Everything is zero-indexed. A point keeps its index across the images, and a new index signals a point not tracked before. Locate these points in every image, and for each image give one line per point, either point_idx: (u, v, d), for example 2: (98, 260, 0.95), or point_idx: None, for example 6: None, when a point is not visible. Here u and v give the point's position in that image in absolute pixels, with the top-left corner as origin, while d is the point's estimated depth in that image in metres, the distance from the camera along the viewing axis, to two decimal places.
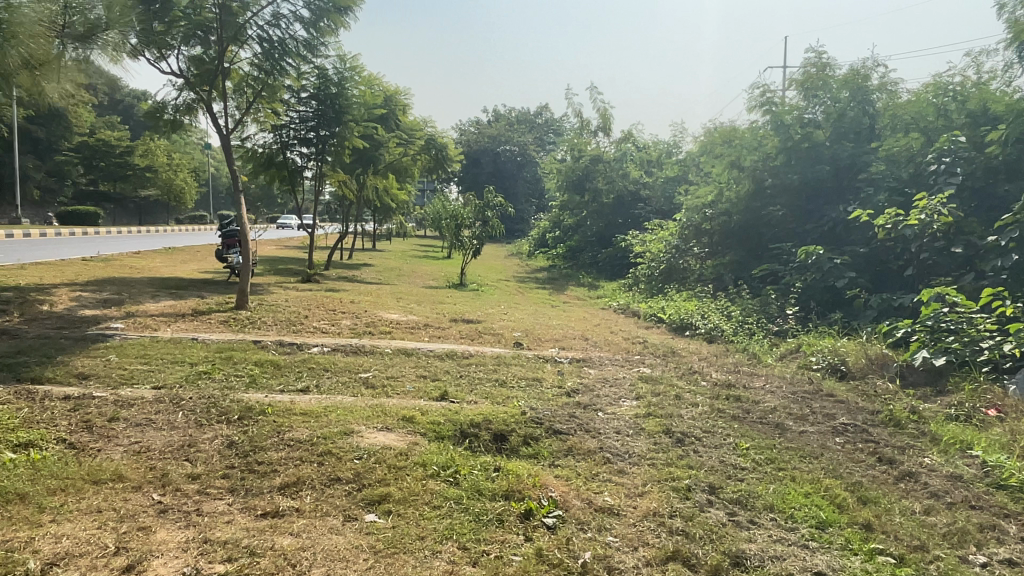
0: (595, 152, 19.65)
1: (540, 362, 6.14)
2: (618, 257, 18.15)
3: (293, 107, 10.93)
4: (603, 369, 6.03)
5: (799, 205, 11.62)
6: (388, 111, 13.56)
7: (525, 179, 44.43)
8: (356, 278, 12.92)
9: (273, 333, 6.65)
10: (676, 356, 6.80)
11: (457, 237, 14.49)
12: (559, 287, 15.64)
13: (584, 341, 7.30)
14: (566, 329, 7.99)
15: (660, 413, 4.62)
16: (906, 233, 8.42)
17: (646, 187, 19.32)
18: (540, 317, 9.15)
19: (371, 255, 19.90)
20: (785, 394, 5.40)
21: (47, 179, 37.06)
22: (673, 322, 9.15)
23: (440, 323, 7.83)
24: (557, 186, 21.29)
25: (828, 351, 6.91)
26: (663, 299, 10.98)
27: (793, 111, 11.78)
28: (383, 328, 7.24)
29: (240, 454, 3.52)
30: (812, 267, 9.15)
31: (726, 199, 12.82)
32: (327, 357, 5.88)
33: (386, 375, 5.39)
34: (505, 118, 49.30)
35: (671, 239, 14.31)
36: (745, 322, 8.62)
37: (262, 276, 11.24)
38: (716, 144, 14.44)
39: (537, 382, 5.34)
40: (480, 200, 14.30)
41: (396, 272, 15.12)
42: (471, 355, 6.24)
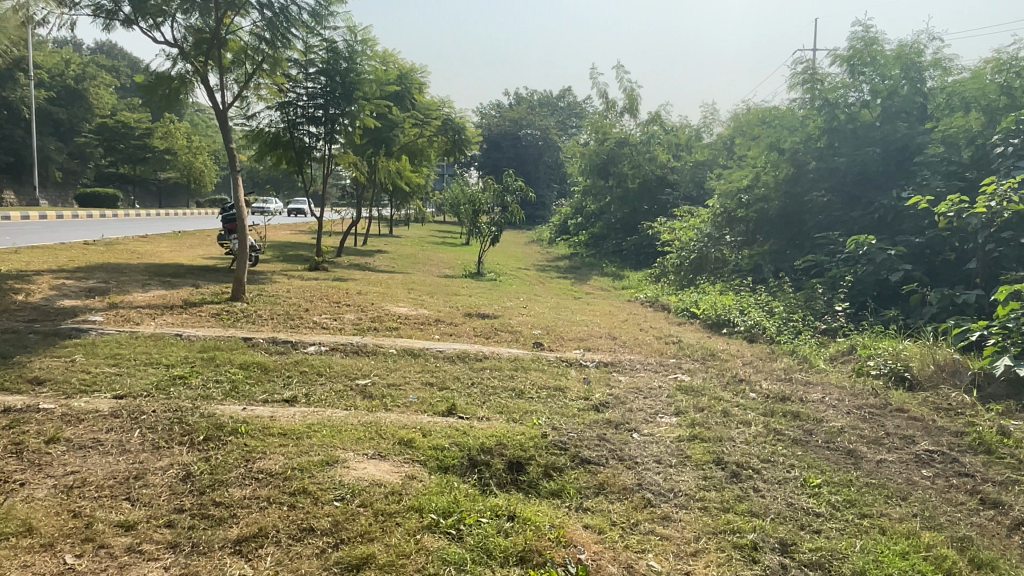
0: (621, 134, 18.77)
1: (563, 367, 5.44)
2: (644, 245, 17.37)
3: (301, 83, 10.25)
4: (635, 376, 5.32)
5: (843, 192, 10.74)
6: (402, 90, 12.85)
7: (547, 164, 43.55)
8: (368, 266, 12.27)
9: (267, 328, 6.00)
10: (716, 359, 6.07)
11: (475, 223, 13.76)
12: (582, 276, 14.90)
13: (611, 341, 6.57)
14: (592, 327, 7.27)
15: (707, 437, 3.89)
16: (971, 222, 7.55)
17: (674, 171, 18.43)
18: (563, 312, 8.43)
19: (387, 241, 19.24)
20: (850, 410, 4.64)
21: (68, 161, 37.05)
22: (707, 318, 8.40)
23: (453, 319, 7.12)
24: (580, 170, 20.49)
25: (887, 355, 6.13)
26: (695, 292, 10.21)
27: (839, 89, 10.89)
28: (390, 325, 6.55)
29: (195, 490, 2.84)
30: (863, 258, 8.33)
31: (762, 184, 11.97)
32: (323, 358, 5.20)
33: (387, 381, 4.70)
34: (527, 101, 48.36)
35: (702, 227, 13.49)
36: (789, 319, 7.85)
37: (269, 263, 10.63)
38: (751, 125, 13.54)
39: (560, 393, 4.64)
40: (498, 184, 13.51)
41: (411, 260, 14.44)
42: (486, 358, 5.54)
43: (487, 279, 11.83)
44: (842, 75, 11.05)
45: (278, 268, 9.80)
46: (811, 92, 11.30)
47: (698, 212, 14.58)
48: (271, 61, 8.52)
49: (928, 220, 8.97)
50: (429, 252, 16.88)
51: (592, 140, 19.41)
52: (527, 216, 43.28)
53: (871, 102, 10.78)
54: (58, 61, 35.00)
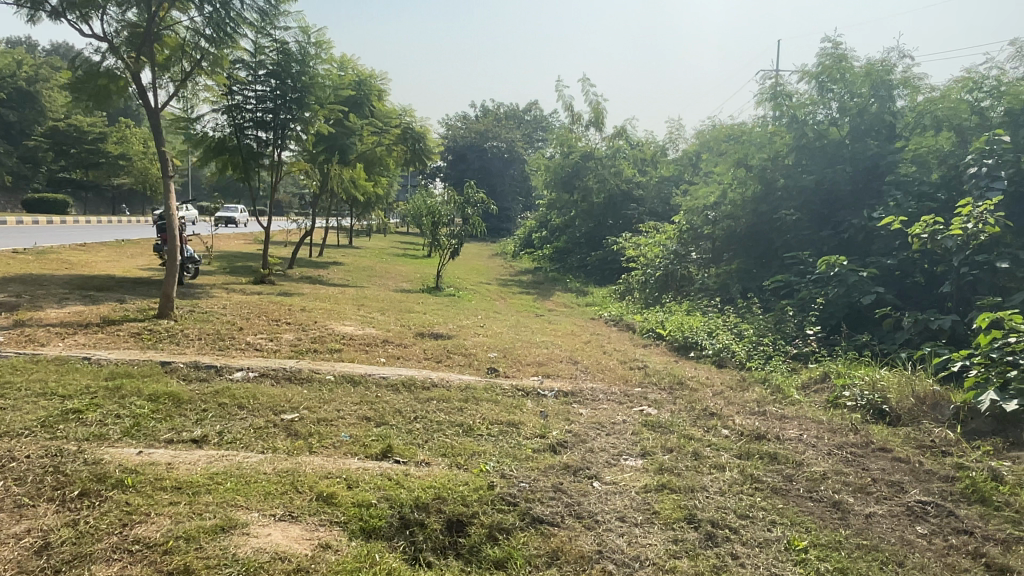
0: (587, 148, 18.42)
1: (517, 397, 4.94)
2: (609, 261, 17.01)
3: (250, 86, 9.61)
4: (597, 408, 4.85)
5: (812, 210, 10.46)
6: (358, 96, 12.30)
7: (513, 176, 43.25)
8: (321, 279, 11.65)
9: (191, 351, 5.40)
10: (684, 387, 5.63)
11: (435, 235, 13.23)
12: (546, 292, 14.46)
13: (572, 366, 6.09)
14: (552, 350, 6.78)
15: (676, 486, 3.42)
16: (946, 244, 7.26)
17: (640, 186, 18.17)
18: (522, 331, 7.93)
19: (344, 252, 18.57)
20: (832, 452, 4.21)
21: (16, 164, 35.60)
22: (674, 341, 7.99)
23: (402, 339, 6.57)
24: (545, 183, 20.08)
25: (863, 385, 5.75)
26: (661, 311, 9.81)
27: (808, 106, 10.65)
28: (331, 346, 5.98)
29: (49, 569, 2.29)
30: (834, 280, 8.01)
31: (730, 201, 11.66)
32: (249, 387, 4.62)
33: (318, 415, 4.14)
34: (494, 113, 48.06)
35: (668, 244, 13.15)
36: (758, 343, 7.47)
37: (211, 275, 9.98)
38: (718, 140, 13.25)
39: (513, 430, 4.14)
40: (459, 195, 13.01)
41: (367, 272, 13.84)
42: (434, 387, 5.00)
43: (446, 294, 11.31)
44: (811, 91, 10.80)
45: (219, 281, 9.15)
46: (779, 107, 11.05)
47: (664, 228, 14.25)
48: (215, 61, 7.92)
49: (899, 241, 8.71)
50: (388, 265, 16.29)
51: (558, 152, 19.02)
52: (491, 229, 42.90)
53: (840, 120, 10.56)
54: (7, 60, 33.67)
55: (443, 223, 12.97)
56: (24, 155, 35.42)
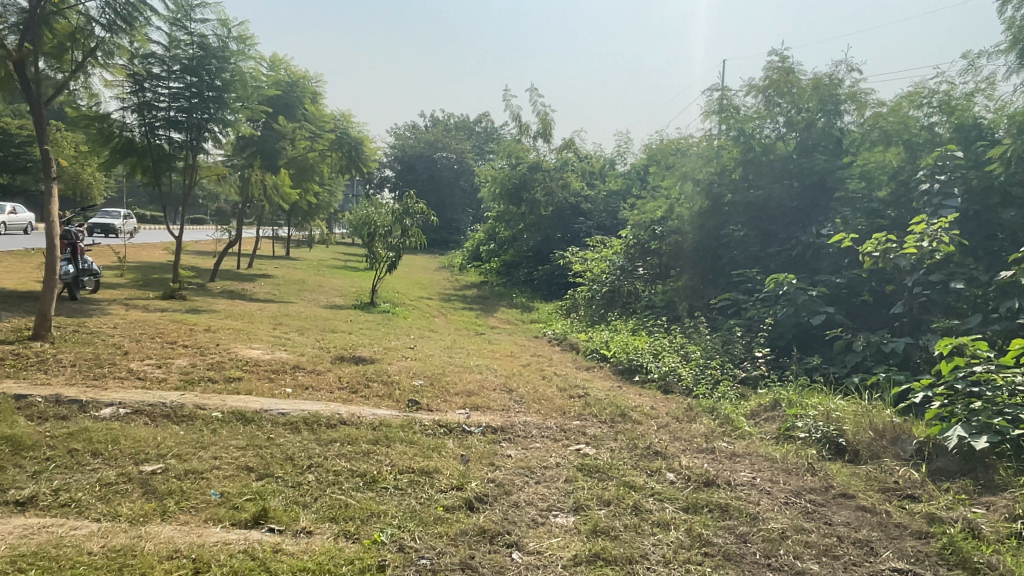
0: (535, 159, 17.88)
1: (437, 436, 4.29)
2: (556, 275, 16.51)
3: (162, 81, 8.82)
4: (528, 448, 4.24)
5: (761, 225, 10.10)
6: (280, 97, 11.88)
7: (463, 188, 42.65)
8: (244, 294, 10.81)
9: (56, 379, 4.60)
10: (628, 419, 5.07)
11: (370, 247, 12.35)
12: (489, 307, 13.84)
13: (506, 396, 5.46)
14: (485, 375, 6.14)
15: (612, 556, 2.83)
16: (900, 263, 6.91)
17: (588, 200, 17.78)
18: (456, 353, 7.27)
19: (279, 263, 17.65)
20: (791, 502, 3.69)
21: None
22: (618, 363, 7.45)
23: (316, 364, 5.85)
24: (491, 195, 19.49)
25: (819, 416, 5.28)
26: (606, 330, 9.30)
27: (756, 119, 10.36)
28: (229, 374, 5.24)
29: None
30: (784, 299, 7.61)
31: (678, 216, 11.25)
32: (113, 428, 3.87)
33: (189, 465, 3.43)
34: (444, 124, 47.43)
35: (615, 258, 12.67)
36: (707, 366, 6.99)
37: (118, 288, 9.08)
38: (666, 153, 12.88)
39: (424, 480, 3.49)
40: (398, 205, 12.26)
41: (299, 286, 13.02)
42: (340, 426, 4.31)
43: (380, 310, 10.60)
44: (758, 105, 10.51)
45: (121, 295, 8.28)
46: (726, 120, 10.71)
47: (611, 242, 13.81)
48: (111, 51, 7.08)
49: (848, 258, 8.38)
50: (324, 278, 15.45)
51: (504, 163, 18.47)
52: (440, 240, 42.17)
53: (788, 134, 10.28)
54: None
55: (379, 234, 12.23)
56: None
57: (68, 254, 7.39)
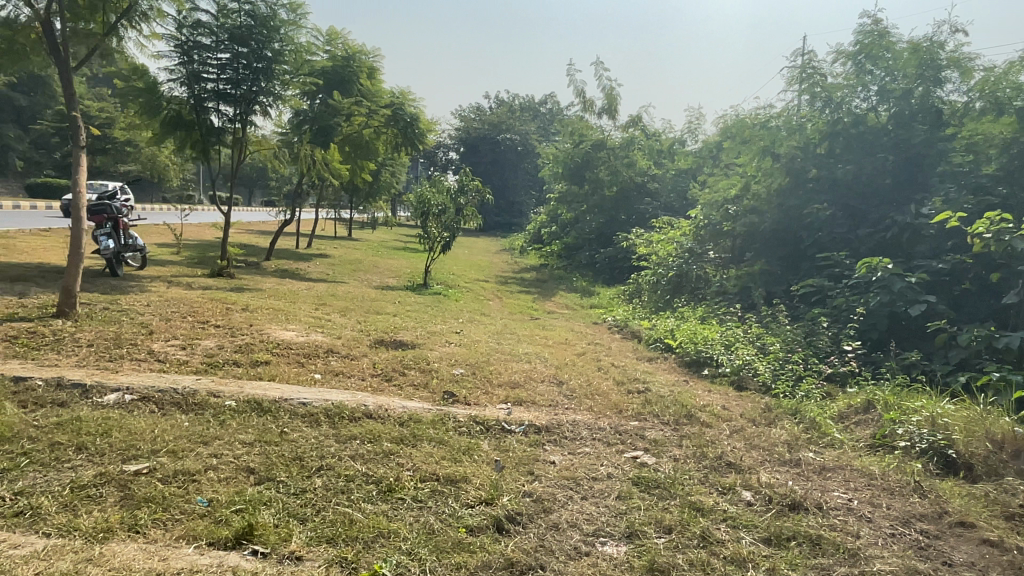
0: (599, 137, 17.10)
1: (471, 436, 3.74)
2: (619, 259, 15.76)
3: (210, 52, 8.50)
4: (575, 454, 3.64)
5: (847, 205, 9.16)
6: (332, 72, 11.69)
7: (527, 170, 41.98)
8: (296, 274, 10.54)
9: (66, 361, 4.23)
10: (695, 421, 4.41)
11: (424, 225, 11.96)
12: (548, 292, 13.25)
13: (555, 389, 4.87)
14: (534, 365, 5.56)
15: None
16: (1017, 247, 5.97)
17: (655, 179, 16.94)
18: (506, 339, 6.71)
19: (338, 244, 17.48)
20: (899, 535, 3.00)
21: (31, 149, 35.45)
22: (685, 354, 6.75)
23: (351, 349, 5.39)
24: (553, 175, 18.83)
25: (922, 422, 4.50)
26: (672, 318, 8.59)
27: (846, 88, 9.41)
28: (256, 358, 4.83)
29: None
30: (875, 285, 6.75)
31: (753, 195, 10.36)
32: (110, 419, 3.45)
33: (182, 465, 2.97)
34: (509, 105, 46.78)
35: (682, 241, 11.89)
36: (785, 361, 6.23)
37: (168, 266, 8.88)
38: (740, 128, 11.97)
39: (448, 493, 2.94)
40: (453, 183, 11.77)
41: (353, 266, 12.72)
42: (365, 420, 3.81)
43: (432, 292, 10.15)
44: (846, 73, 9.55)
45: (167, 272, 8.05)
46: (812, 88, 9.78)
47: (678, 224, 12.99)
48: (150, 15, 6.69)
49: (951, 241, 7.42)
50: (381, 259, 15.14)
51: (567, 142, 17.73)
52: (502, 223, 41.71)
53: (881, 106, 9.29)
54: None
55: (433, 212, 11.77)
56: (39, 142, 35.25)
57: (107, 228, 7.18)
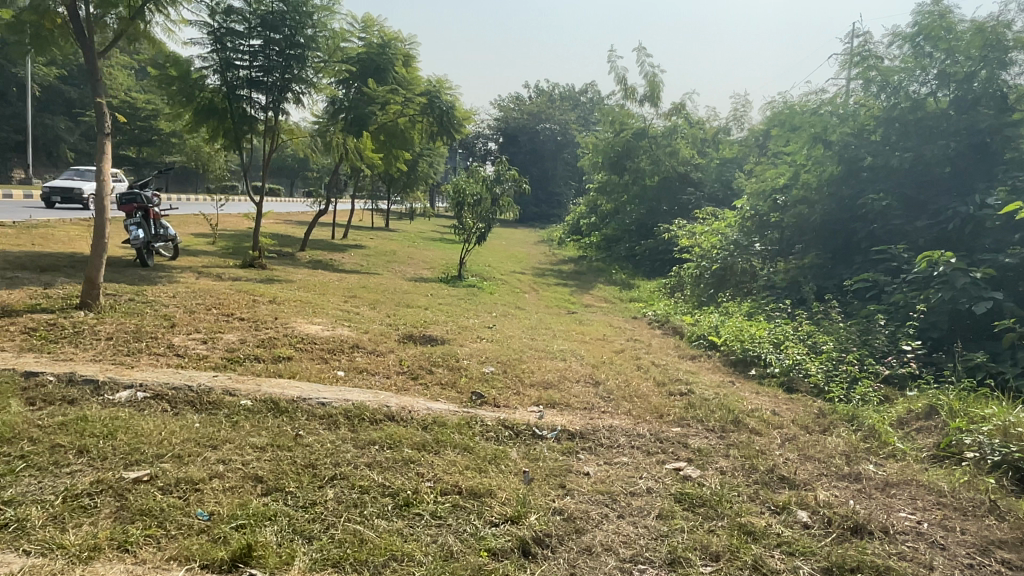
0: (640, 125, 16.66)
1: (499, 443, 3.47)
2: (660, 251, 15.33)
3: (243, 39, 8.35)
4: (611, 465, 3.35)
5: (905, 195, 8.63)
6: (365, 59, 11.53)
7: (566, 161, 41.51)
8: (330, 265, 10.40)
9: (82, 355, 4.09)
10: (742, 428, 4.07)
11: (459, 216, 11.73)
12: (586, 284, 12.92)
13: (591, 391, 4.58)
14: (568, 363, 5.27)
15: None
16: None
17: (697, 169, 16.44)
18: (540, 335, 6.43)
19: (375, 234, 17.38)
20: (977, 566, 2.64)
21: (81, 141, 36.31)
22: (730, 353, 6.38)
23: (378, 344, 5.17)
24: (593, 164, 18.44)
25: (995, 433, 4.09)
26: (716, 313, 8.20)
27: (903, 71, 8.90)
28: (278, 353, 4.64)
29: None
30: (937, 281, 6.28)
31: (803, 184, 9.88)
32: (118, 418, 3.28)
33: (186, 471, 2.77)
34: (549, 94, 46.32)
35: (726, 232, 11.44)
36: (839, 362, 5.83)
37: (201, 256, 8.80)
38: (789, 115, 11.46)
39: (470, 510, 2.67)
40: (488, 172, 11.50)
41: (388, 257, 12.55)
42: (386, 423, 3.57)
43: (466, 284, 9.90)
44: (903, 56, 9.03)
45: (199, 263, 7.95)
46: (867, 71, 9.28)
47: (722, 215, 12.53)
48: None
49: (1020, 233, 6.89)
50: (417, 250, 14.97)
51: (607, 130, 17.33)
52: (541, 215, 41.37)
53: (941, 90, 8.76)
54: None
55: (468, 203, 11.53)
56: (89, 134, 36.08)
57: (139, 217, 7.03)
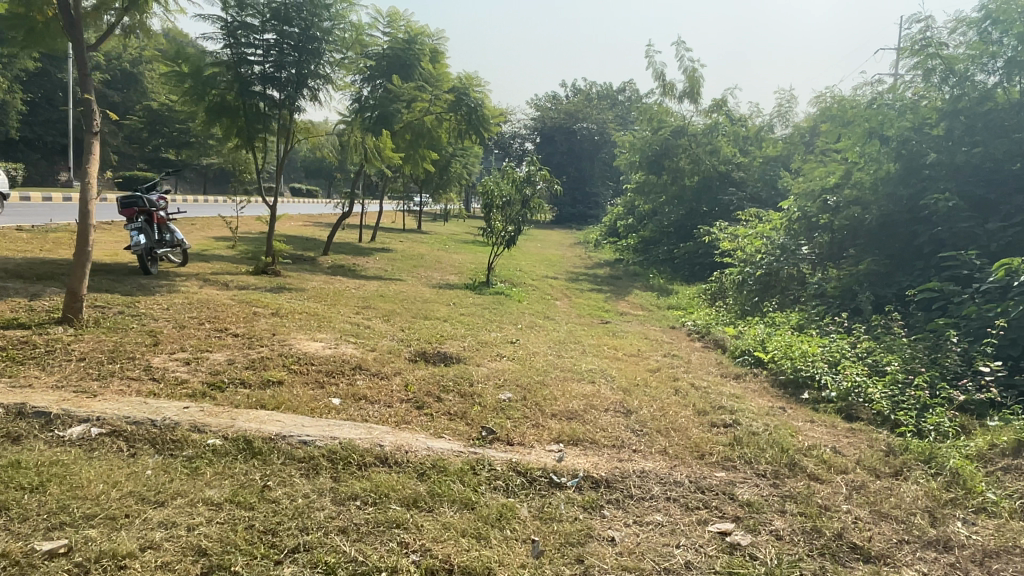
0: (679, 122, 15.93)
1: (506, 497, 2.89)
2: (699, 254, 14.58)
3: (256, 33, 7.94)
4: (641, 526, 2.74)
5: (974, 194, 7.82)
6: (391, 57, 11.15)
7: (603, 160, 40.73)
8: (351, 270, 9.94)
9: (43, 382, 3.64)
10: (801, 474, 3.41)
11: (487, 218, 11.17)
12: (621, 290, 12.27)
13: (621, 423, 3.96)
14: (597, 387, 4.66)
15: None
16: None
17: (740, 167, 15.67)
18: (567, 351, 5.85)
19: (405, 237, 16.98)
20: None
21: (123, 144, 36.89)
22: (779, 372, 5.70)
23: (384, 364, 4.63)
24: (630, 163, 17.75)
25: None
26: (761, 324, 7.50)
27: (968, 58, 8.18)
28: (268, 376, 4.13)
29: None
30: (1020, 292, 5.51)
31: (857, 182, 9.10)
32: (59, 463, 2.80)
33: (117, 540, 2.26)
34: (586, 93, 45.58)
35: (772, 234, 10.69)
36: (906, 386, 5.12)
37: (214, 262, 8.39)
38: (841, 109, 10.67)
39: None
40: (519, 172, 10.94)
41: (413, 262, 12.04)
42: (374, 469, 3.02)
43: (492, 291, 9.33)
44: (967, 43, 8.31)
45: (208, 269, 7.54)
46: (927, 60, 8.45)
47: (768, 217, 11.76)
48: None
49: None
50: (446, 253, 14.46)
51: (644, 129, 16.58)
52: (577, 215, 40.65)
53: (1008, 81, 8.04)
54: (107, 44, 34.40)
55: (497, 204, 10.95)
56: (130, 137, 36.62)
57: (140, 222, 6.64)
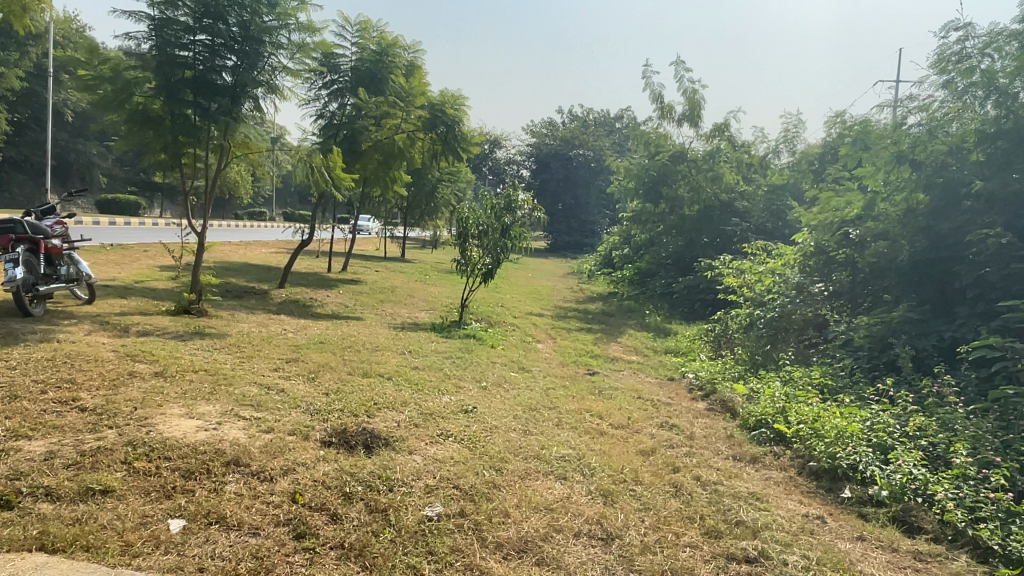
0: (678, 147, 14.83)
1: None
2: (699, 290, 13.36)
3: (187, 32, 6.82)
4: None
5: None
6: (363, 73, 10.16)
7: (599, 188, 39.71)
8: (307, 307, 8.71)
9: None
10: None
11: (461, 248, 9.97)
12: (614, 329, 11.03)
13: (597, 561, 2.70)
14: (569, 488, 3.40)
15: None
16: None
17: (744, 196, 14.53)
18: (538, 423, 4.59)
19: (383, 267, 15.78)
20: None
21: (110, 166, 35.97)
22: (807, 456, 4.44)
23: (277, 453, 3.37)
24: (625, 189, 16.63)
25: None
26: (778, 382, 6.26)
27: (1011, 73, 6.98)
28: (90, 482, 2.89)
29: None
30: None
31: (882, 213, 7.92)
32: None
33: None
34: (583, 119, 44.74)
35: (782, 271, 9.50)
36: (980, 484, 3.86)
37: (135, 298, 7.16)
38: (859, 130, 9.53)
39: None
40: (498, 197, 9.80)
41: (381, 295, 10.82)
42: None
43: (462, 333, 8.09)
44: (1010, 55, 7.12)
45: (117, 309, 6.30)
46: (964, 75, 7.29)
47: (777, 251, 10.57)
48: None
49: None
50: (423, 285, 13.21)
51: (641, 154, 15.51)
52: (572, 244, 39.48)
53: None
54: None
55: (473, 233, 9.76)
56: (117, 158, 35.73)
57: (22, 251, 5.47)
